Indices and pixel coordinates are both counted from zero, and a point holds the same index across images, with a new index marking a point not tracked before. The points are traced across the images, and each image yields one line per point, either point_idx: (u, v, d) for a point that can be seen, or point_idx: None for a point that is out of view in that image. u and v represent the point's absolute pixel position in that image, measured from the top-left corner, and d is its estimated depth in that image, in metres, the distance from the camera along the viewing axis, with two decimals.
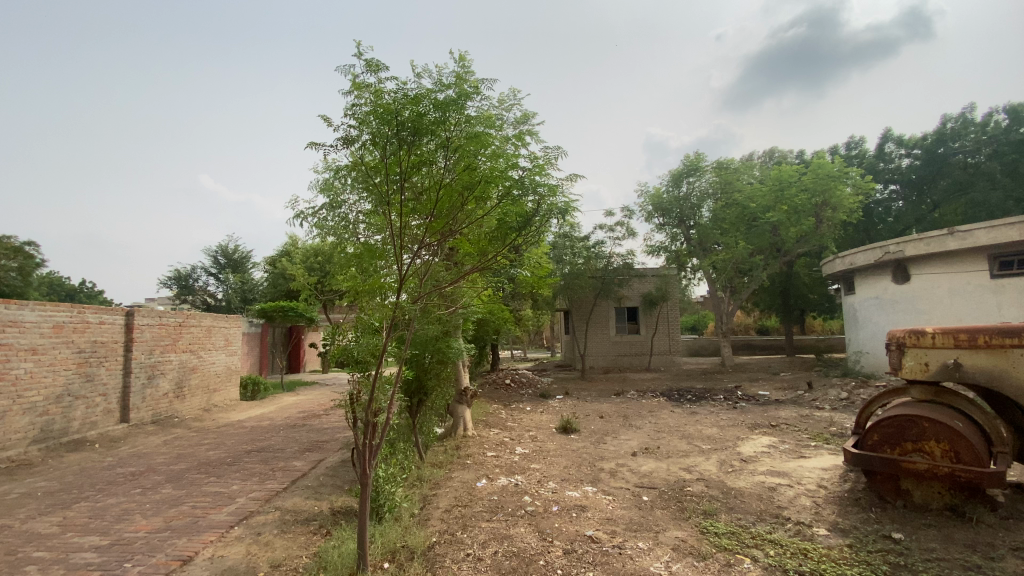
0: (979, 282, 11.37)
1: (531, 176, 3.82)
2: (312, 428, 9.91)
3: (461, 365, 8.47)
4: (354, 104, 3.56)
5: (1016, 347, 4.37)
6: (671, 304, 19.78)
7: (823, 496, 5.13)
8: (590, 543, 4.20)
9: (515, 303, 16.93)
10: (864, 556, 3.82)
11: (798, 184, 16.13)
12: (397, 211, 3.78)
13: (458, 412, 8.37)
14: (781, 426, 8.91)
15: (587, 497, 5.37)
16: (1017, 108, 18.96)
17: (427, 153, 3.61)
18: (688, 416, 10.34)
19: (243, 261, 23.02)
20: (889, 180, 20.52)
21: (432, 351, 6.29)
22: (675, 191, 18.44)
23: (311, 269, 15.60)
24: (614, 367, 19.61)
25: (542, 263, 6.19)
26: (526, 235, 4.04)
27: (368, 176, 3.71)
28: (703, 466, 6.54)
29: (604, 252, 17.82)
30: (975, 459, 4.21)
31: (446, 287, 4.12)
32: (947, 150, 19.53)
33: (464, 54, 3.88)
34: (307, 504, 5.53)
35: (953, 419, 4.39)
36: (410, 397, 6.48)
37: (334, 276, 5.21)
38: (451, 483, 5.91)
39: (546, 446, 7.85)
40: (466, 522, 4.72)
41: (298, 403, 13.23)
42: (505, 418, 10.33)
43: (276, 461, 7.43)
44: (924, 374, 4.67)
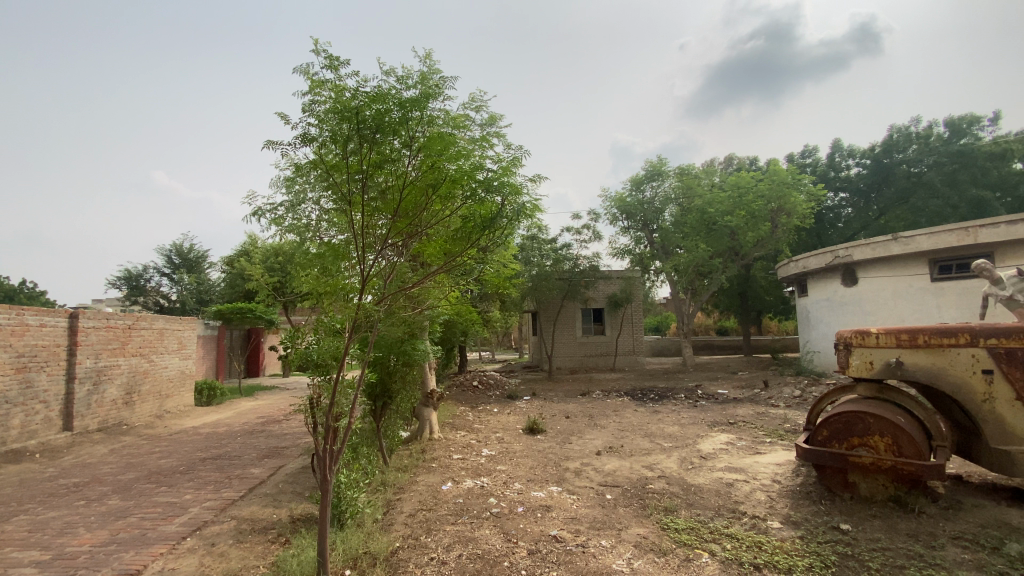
0: (921, 285, 12.06)
1: (497, 175, 3.81)
2: (271, 434, 9.59)
3: (427, 367, 8.38)
4: (313, 101, 3.50)
5: (952, 346, 4.63)
6: (636, 306, 20.18)
7: (777, 490, 5.34)
8: (554, 543, 4.23)
9: (483, 304, 16.90)
10: (815, 547, 3.99)
11: (755, 190, 16.76)
12: (360, 211, 3.72)
13: (424, 414, 8.26)
14: (739, 423, 9.23)
15: (552, 497, 5.41)
16: (955, 122, 20.21)
17: (391, 152, 3.58)
18: (651, 415, 10.58)
19: (199, 261, 22.12)
20: (839, 188, 21.59)
21: (397, 353, 6.18)
22: (638, 195, 18.87)
23: (272, 269, 15.12)
24: (580, 367, 19.85)
25: (509, 263, 6.17)
26: (493, 234, 4.04)
27: (329, 174, 3.64)
28: (665, 464, 6.69)
29: (571, 254, 17.95)
30: (915, 453, 4.47)
31: (413, 288, 4.08)
32: (892, 161, 20.68)
33: (430, 53, 3.86)
34: (266, 513, 5.35)
35: (896, 415, 4.64)
36: (374, 401, 6.38)
37: (295, 277, 5.08)
38: (416, 487, 5.84)
39: (513, 447, 7.87)
40: (431, 526, 4.67)
41: (257, 408, 12.79)
42: (472, 420, 10.29)
43: (232, 468, 7.15)
44: (870, 373, 4.99)
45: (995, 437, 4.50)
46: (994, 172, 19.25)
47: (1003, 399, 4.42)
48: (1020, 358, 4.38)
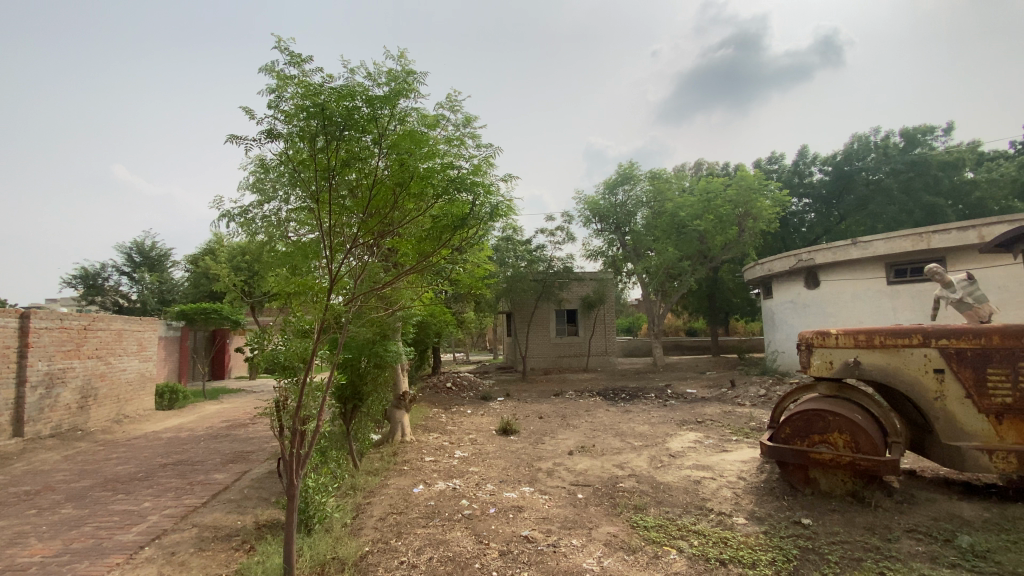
0: (878, 288, 12.59)
1: (468, 175, 3.80)
2: (236, 438, 9.30)
3: (399, 369, 8.28)
4: (278, 97, 3.43)
5: (905, 347, 4.85)
6: (608, 307, 20.42)
7: (742, 487, 5.49)
8: (525, 543, 4.25)
9: (457, 305, 16.81)
10: (778, 542, 4.11)
11: (723, 195, 17.18)
12: (329, 209, 3.66)
13: (395, 417, 8.16)
14: (706, 421, 9.44)
15: (523, 498, 5.42)
16: (910, 132, 21.16)
17: (360, 149, 3.54)
18: (622, 414, 10.72)
19: (162, 260, 21.32)
20: (803, 194, 22.38)
21: (368, 354, 6.11)
22: (611, 198, 19.14)
23: (239, 269, 14.68)
24: (554, 368, 19.97)
25: (483, 263, 6.16)
26: (465, 234, 4.04)
27: (297, 172, 3.57)
28: (635, 462, 6.78)
29: (545, 256, 18.03)
30: (872, 449, 4.65)
31: (385, 288, 4.02)
32: (852, 168, 21.54)
33: (401, 53, 3.87)
34: (229, 519, 5.19)
35: (853, 413, 4.83)
36: (344, 403, 6.26)
37: (263, 276, 4.98)
38: (387, 490, 5.76)
39: (485, 448, 7.86)
40: (401, 529, 4.62)
41: (222, 412, 12.39)
42: (445, 422, 10.23)
43: (194, 474, 6.91)
44: (829, 372, 5.18)
45: (945, 433, 4.71)
46: (946, 181, 20.21)
47: (953, 397, 4.65)
48: (968, 359, 4.62)
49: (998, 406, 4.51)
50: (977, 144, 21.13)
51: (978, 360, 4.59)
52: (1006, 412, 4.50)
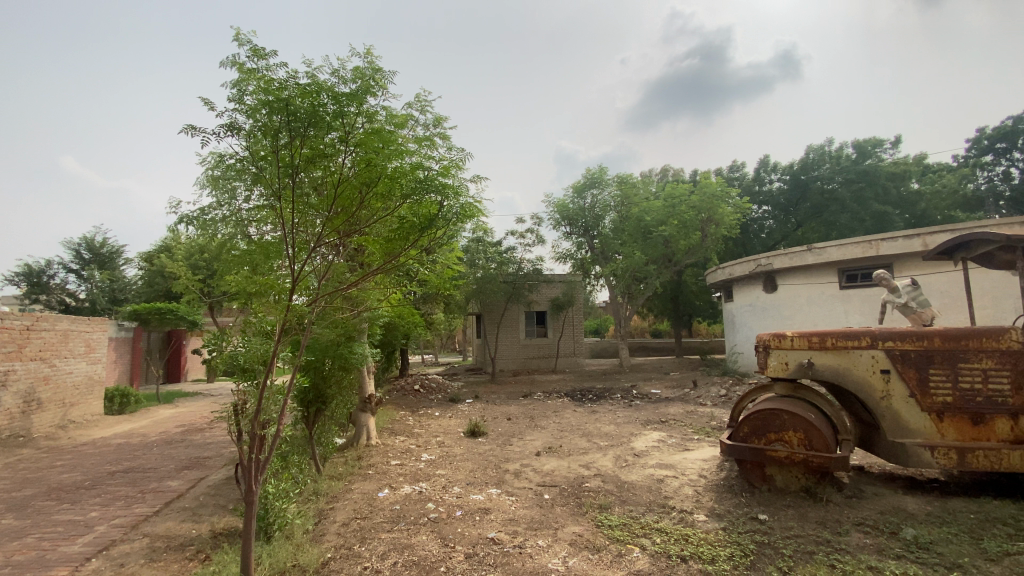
0: (831, 292, 13.18)
1: (437, 175, 3.77)
2: (192, 444, 8.94)
3: (365, 372, 8.14)
4: (240, 91, 3.34)
5: (855, 348, 5.12)
6: (577, 309, 20.65)
7: (703, 485, 5.65)
8: (491, 545, 4.25)
9: (426, 307, 16.68)
10: (735, 537, 4.25)
11: (687, 201, 17.62)
12: (292, 206, 3.58)
13: (361, 420, 8.02)
14: (669, 421, 9.66)
15: (490, 500, 5.42)
16: (862, 144, 22.09)
17: (325, 146, 3.48)
18: (588, 415, 10.86)
19: (113, 257, 20.30)
20: (763, 201, 23.27)
21: (333, 356, 5.99)
22: (579, 202, 19.40)
23: (196, 267, 14.11)
24: (523, 369, 20.03)
25: (452, 263, 6.16)
26: (434, 235, 4.02)
27: (258, 168, 3.47)
28: (601, 462, 6.87)
29: (515, 258, 18.05)
30: (824, 446, 4.86)
31: (351, 289, 3.96)
32: (808, 178, 22.47)
33: (370, 50, 3.83)
34: (183, 528, 4.98)
35: (807, 412, 5.05)
36: (306, 407, 6.12)
37: (223, 275, 4.83)
38: (351, 495, 5.65)
39: (453, 451, 7.82)
40: (365, 534, 4.54)
41: (177, 417, 11.86)
42: (412, 425, 10.13)
43: (147, 482, 6.60)
44: (785, 372, 5.40)
45: (892, 430, 4.97)
46: (894, 191, 21.32)
47: (898, 396, 4.92)
48: (912, 360, 4.89)
49: (939, 405, 4.79)
50: (921, 157, 22.39)
51: (921, 361, 4.87)
52: (946, 410, 4.77)
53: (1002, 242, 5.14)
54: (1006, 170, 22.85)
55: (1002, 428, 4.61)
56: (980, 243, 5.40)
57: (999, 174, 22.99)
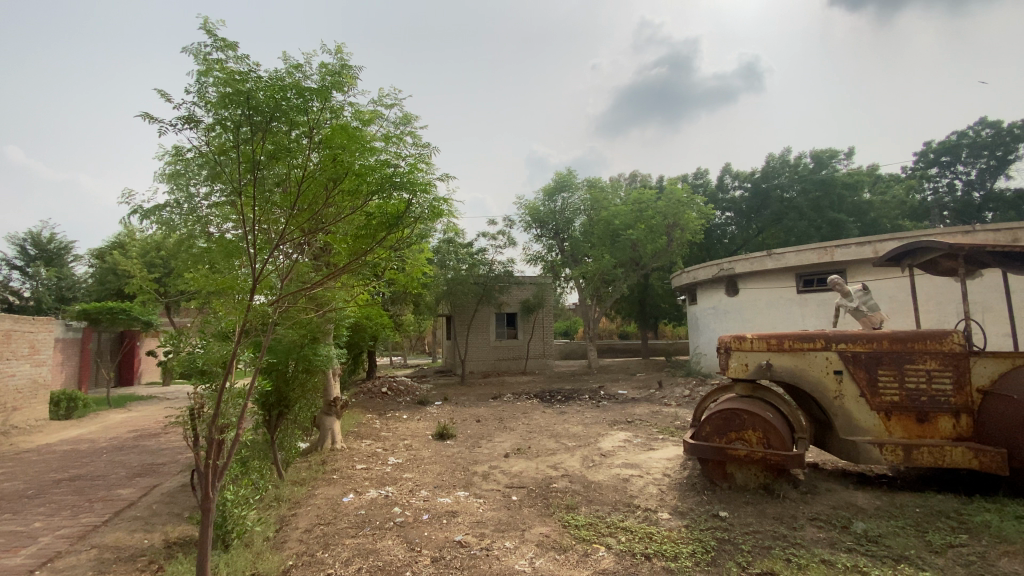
0: (789, 296, 13.67)
1: (405, 173, 3.75)
2: (146, 450, 8.54)
3: (331, 374, 7.97)
4: (201, 82, 3.24)
5: (810, 350, 5.36)
6: (547, 311, 20.79)
7: (667, 484, 5.77)
8: (458, 548, 4.22)
9: (395, 308, 16.46)
10: (697, 534, 4.36)
11: (654, 206, 18.01)
12: (253, 202, 3.48)
13: (325, 424, 7.84)
14: (635, 421, 9.83)
15: (458, 502, 5.39)
16: (819, 154, 23.03)
17: (290, 142, 3.41)
18: (557, 416, 10.93)
19: (62, 254, 19.35)
20: (726, 208, 24.06)
21: (296, 358, 5.83)
22: (550, 205, 19.57)
23: (151, 266, 13.51)
24: (492, 371, 20.00)
25: (421, 264, 6.13)
26: (401, 234, 3.99)
27: (219, 162, 3.37)
28: (568, 463, 6.93)
29: (486, 259, 18.00)
30: (781, 444, 5.04)
31: (316, 289, 3.87)
32: (769, 186, 23.34)
33: (341, 46, 3.80)
34: (135, 538, 4.76)
35: (765, 411, 5.23)
36: (268, 411, 5.93)
37: (181, 272, 4.66)
38: (314, 501, 5.52)
39: (420, 454, 7.74)
40: (328, 540, 4.44)
41: (129, 422, 11.31)
42: (378, 428, 9.97)
43: (95, 490, 6.27)
44: (745, 373, 5.58)
45: (844, 429, 5.19)
46: (848, 200, 22.32)
47: (850, 396, 5.16)
48: (862, 360, 5.14)
49: (887, 404, 5.04)
50: (873, 168, 23.52)
51: (871, 363, 5.12)
52: (894, 409, 5.02)
53: (945, 250, 5.44)
54: (950, 182, 24.29)
55: (945, 426, 4.88)
56: (925, 251, 5.71)
57: (944, 185, 24.41)
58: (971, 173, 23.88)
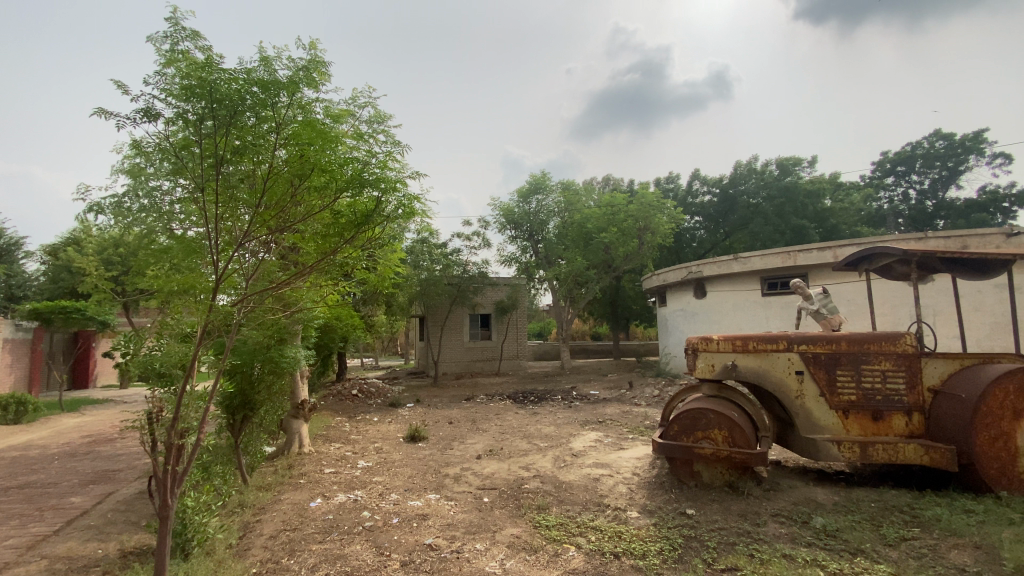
0: (754, 299, 14.06)
1: (375, 169, 3.72)
2: (101, 456, 8.16)
3: (298, 376, 7.78)
4: (162, 73, 3.17)
5: (772, 351, 5.53)
6: (520, 312, 20.87)
7: (636, 483, 5.87)
8: (428, 551, 4.19)
9: (366, 309, 16.21)
10: (665, 532, 4.45)
11: (626, 210, 18.31)
12: (216, 198, 3.39)
13: (292, 427, 7.64)
14: (606, 421, 9.95)
15: (428, 505, 5.34)
16: (784, 162, 23.82)
17: (256, 138, 3.34)
18: (529, 417, 10.98)
19: (11, 250, 18.38)
20: (695, 213, 24.67)
21: (261, 360, 5.67)
22: (524, 206, 19.64)
23: (108, 264, 12.93)
24: (466, 372, 19.92)
25: (393, 264, 6.09)
26: (371, 232, 3.95)
27: (180, 157, 3.29)
28: (540, 463, 6.97)
29: (460, 260, 17.92)
30: (745, 443, 5.18)
31: (283, 288, 3.79)
32: (736, 192, 24.04)
33: (313, 41, 3.78)
34: (87, 548, 4.55)
35: (731, 411, 5.36)
36: (232, 414, 5.75)
37: (139, 270, 4.49)
38: (280, 506, 5.39)
39: (391, 456, 7.64)
40: (294, 546, 4.34)
41: (83, 427, 10.78)
42: (348, 431, 9.80)
43: (45, 499, 5.95)
44: (711, 373, 5.73)
45: (804, 427, 5.37)
46: (811, 206, 23.16)
47: (810, 396, 5.35)
48: (822, 361, 5.34)
49: (845, 403, 5.24)
50: (834, 176, 24.48)
51: (830, 363, 5.33)
52: (851, 408, 5.23)
53: (899, 256, 5.70)
54: (905, 191, 25.51)
55: (898, 424, 5.11)
56: (881, 256, 5.97)
57: (899, 194, 25.63)
58: (924, 183, 25.13)
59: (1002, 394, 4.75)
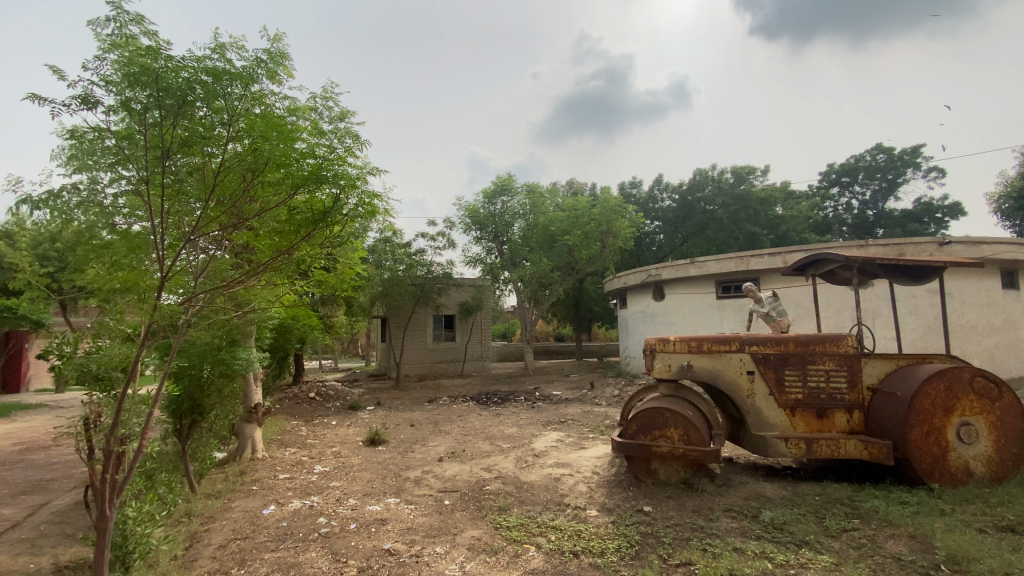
0: (710, 301, 14.54)
1: (332, 165, 3.64)
2: (32, 464, 7.61)
3: (252, 379, 7.50)
4: (102, 59, 3.00)
5: (726, 351, 5.74)
6: (484, 313, 20.86)
7: (595, 481, 5.97)
8: (386, 556, 4.11)
9: (325, 310, 15.79)
10: (623, 529, 4.54)
11: (589, 213, 18.62)
12: (161, 192, 3.24)
13: (244, 432, 7.35)
14: (567, 421, 10.08)
15: (387, 509, 5.26)
16: (739, 170, 24.78)
17: (204, 129, 3.20)
18: (492, 418, 10.99)
19: None
20: (655, 218, 25.37)
21: (212, 362, 5.42)
22: (490, 208, 19.61)
23: (43, 260, 12.08)
24: (429, 374, 19.70)
25: (353, 264, 5.99)
26: (329, 231, 3.87)
27: (121, 148, 3.13)
28: (502, 465, 6.97)
29: (424, 261, 17.72)
30: (700, 440, 5.34)
31: (234, 286, 3.65)
32: (693, 198, 24.84)
33: (274, 32, 3.69)
34: (15, 563, 4.23)
35: (687, 410, 5.52)
36: (179, 419, 5.48)
37: (76, 265, 4.22)
38: (230, 514, 5.18)
39: (350, 461, 7.47)
40: (245, 556, 4.18)
41: (13, 434, 10.02)
42: (305, 435, 9.52)
43: None
44: (668, 373, 5.89)
45: (755, 425, 5.59)
46: (763, 214, 24.18)
47: (760, 394, 5.58)
48: (771, 361, 5.59)
49: (793, 401, 5.51)
50: (785, 185, 25.65)
51: (779, 363, 5.58)
52: (798, 406, 5.50)
53: (842, 262, 6.04)
54: (848, 202, 27.04)
55: (841, 421, 5.42)
56: (826, 261, 6.30)
57: (843, 204, 27.14)
58: (866, 194, 26.70)
59: (933, 392, 5.09)
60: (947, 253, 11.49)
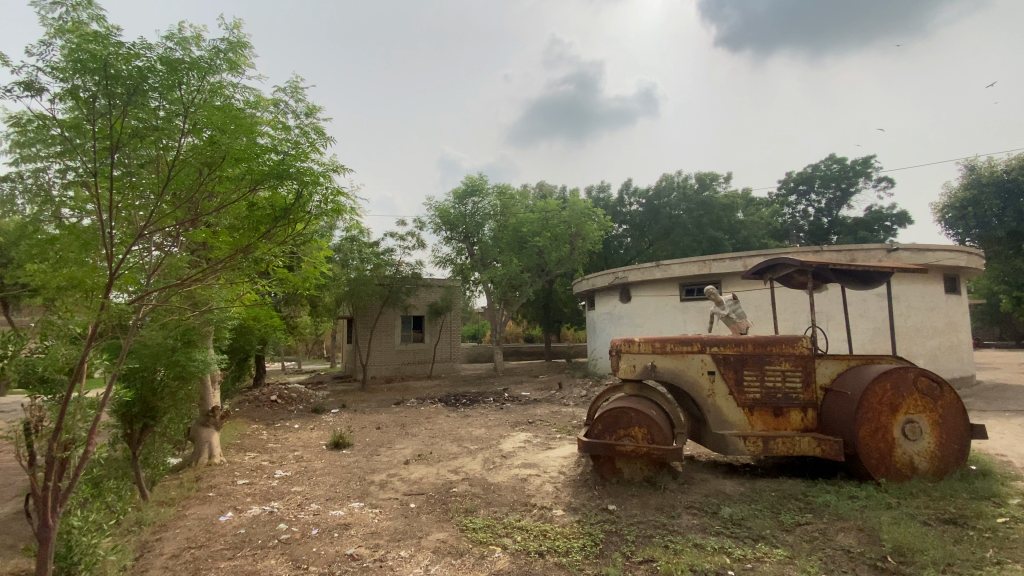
0: (674, 303, 14.88)
1: (294, 160, 3.55)
2: None
3: (209, 382, 7.23)
4: (47, 44, 2.86)
5: (688, 352, 5.89)
6: (454, 314, 20.76)
7: (562, 481, 6.03)
8: (350, 561, 4.04)
9: (289, 310, 15.37)
10: (588, 528, 4.60)
11: (559, 216, 18.79)
12: (109, 185, 3.10)
13: (201, 437, 7.08)
14: (535, 422, 10.14)
15: (351, 514, 5.16)
16: (703, 177, 25.50)
17: (158, 120, 3.09)
18: (460, 419, 10.95)
19: None
20: (623, 221, 25.85)
21: (166, 364, 5.18)
22: (460, 208, 19.53)
23: None
24: (396, 376, 19.44)
25: (318, 263, 5.87)
26: (292, 229, 3.79)
27: (66, 137, 2.98)
28: (469, 466, 6.95)
29: (392, 260, 17.50)
30: (663, 439, 5.46)
31: (190, 285, 3.51)
32: (660, 203, 25.43)
33: (235, 21, 3.59)
34: None
35: (651, 409, 5.64)
36: (129, 423, 5.24)
37: (16, 260, 3.97)
38: (184, 522, 4.98)
39: (313, 465, 7.30)
40: (199, 565, 4.03)
41: None
42: (266, 439, 9.25)
43: None
44: (633, 373, 6.01)
45: (715, 424, 5.77)
46: (726, 219, 24.95)
47: (721, 394, 5.76)
48: (731, 361, 5.78)
49: (751, 400, 5.70)
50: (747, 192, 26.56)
51: (738, 363, 5.77)
52: (756, 405, 5.70)
53: (797, 266, 6.30)
54: (805, 209, 28.21)
55: (795, 418, 5.65)
56: (783, 266, 6.55)
57: (800, 211, 28.30)
58: (821, 202, 27.93)
59: (880, 391, 5.37)
60: (894, 259, 12.13)
